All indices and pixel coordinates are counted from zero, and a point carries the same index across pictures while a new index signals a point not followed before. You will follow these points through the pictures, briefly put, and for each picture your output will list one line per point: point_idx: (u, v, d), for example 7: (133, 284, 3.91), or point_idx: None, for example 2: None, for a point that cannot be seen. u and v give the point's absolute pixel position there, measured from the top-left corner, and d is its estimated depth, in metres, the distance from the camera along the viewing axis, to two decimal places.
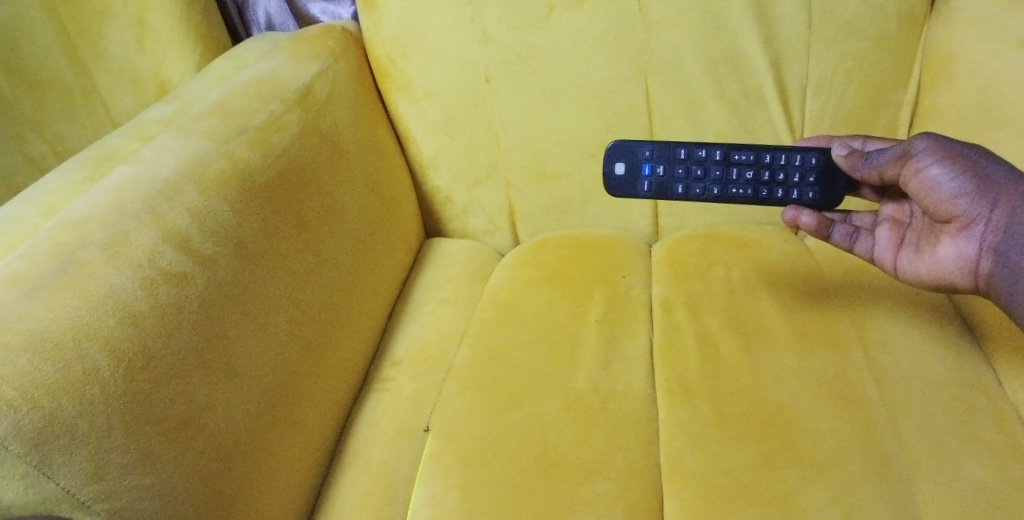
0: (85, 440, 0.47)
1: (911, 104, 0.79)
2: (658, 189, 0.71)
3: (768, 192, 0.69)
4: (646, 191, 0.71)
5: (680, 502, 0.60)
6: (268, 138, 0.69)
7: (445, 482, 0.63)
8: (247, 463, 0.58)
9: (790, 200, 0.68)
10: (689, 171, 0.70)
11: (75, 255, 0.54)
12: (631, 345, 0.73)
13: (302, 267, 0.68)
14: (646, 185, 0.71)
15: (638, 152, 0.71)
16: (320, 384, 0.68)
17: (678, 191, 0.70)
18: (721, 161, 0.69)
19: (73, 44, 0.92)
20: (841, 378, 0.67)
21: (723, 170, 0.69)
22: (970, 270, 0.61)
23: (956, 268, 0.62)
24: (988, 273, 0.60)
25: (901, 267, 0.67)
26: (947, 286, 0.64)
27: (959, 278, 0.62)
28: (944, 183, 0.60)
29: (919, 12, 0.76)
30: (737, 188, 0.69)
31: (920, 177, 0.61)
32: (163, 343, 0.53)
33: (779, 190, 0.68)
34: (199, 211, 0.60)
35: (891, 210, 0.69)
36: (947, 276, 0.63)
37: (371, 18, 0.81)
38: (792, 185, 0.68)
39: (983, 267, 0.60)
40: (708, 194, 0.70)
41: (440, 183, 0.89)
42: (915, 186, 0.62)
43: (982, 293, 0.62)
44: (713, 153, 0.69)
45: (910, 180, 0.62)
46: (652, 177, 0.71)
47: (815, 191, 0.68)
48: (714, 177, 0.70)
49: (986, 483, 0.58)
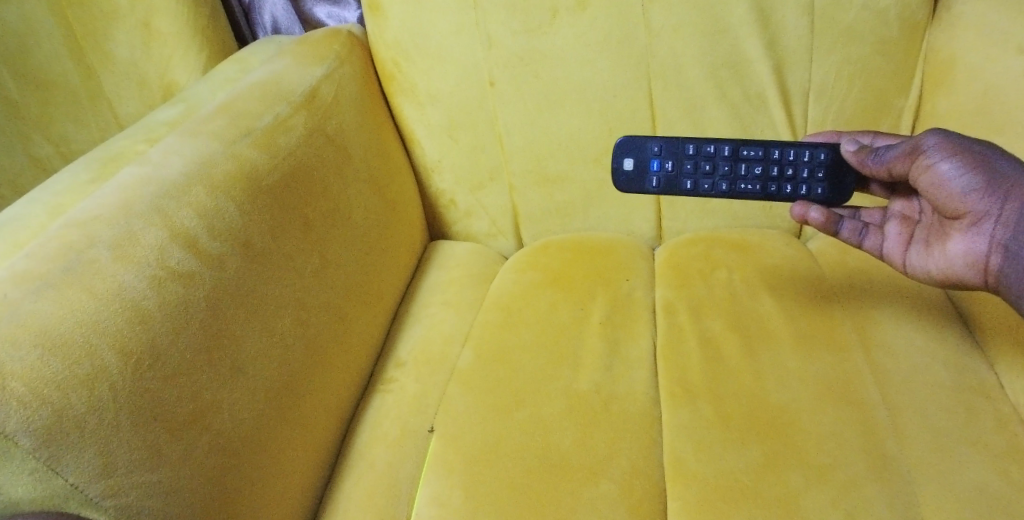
0: (94, 436, 0.48)
1: (912, 110, 0.80)
2: (667, 184, 0.71)
3: (777, 188, 0.69)
4: (654, 187, 0.72)
5: (681, 503, 0.60)
6: (275, 140, 0.70)
7: (448, 482, 0.63)
8: (253, 462, 0.58)
9: (798, 196, 0.69)
10: (698, 166, 0.70)
11: (83, 254, 0.54)
12: (633, 346, 0.74)
13: (307, 268, 0.68)
14: (654, 180, 0.71)
15: (646, 148, 0.72)
16: (324, 383, 0.68)
17: (687, 186, 0.71)
18: (730, 157, 0.70)
19: (79, 47, 0.93)
20: (843, 381, 0.67)
21: (731, 165, 0.70)
22: (979, 266, 0.62)
23: (966, 264, 0.62)
24: (997, 270, 0.61)
25: (909, 264, 0.68)
26: (955, 282, 0.64)
27: (968, 275, 0.63)
28: (954, 179, 0.61)
29: (920, 18, 0.76)
30: (745, 184, 0.70)
31: (929, 174, 0.62)
32: (170, 341, 0.54)
33: (788, 186, 0.69)
34: (206, 210, 0.61)
35: (900, 207, 0.70)
36: (956, 273, 0.64)
37: (377, 21, 0.82)
38: (800, 181, 0.69)
39: (992, 263, 0.61)
40: (716, 189, 0.70)
41: (444, 186, 0.90)
42: (924, 182, 0.63)
43: (990, 290, 0.62)
44: (722, 148, 0.70)
45: (920, 176, 0.63)
46: (661, 172, 0.71)
47: (823, 187, 0.69)
48: (722, 172, 0.70)
49: (987, 485, 0.59)
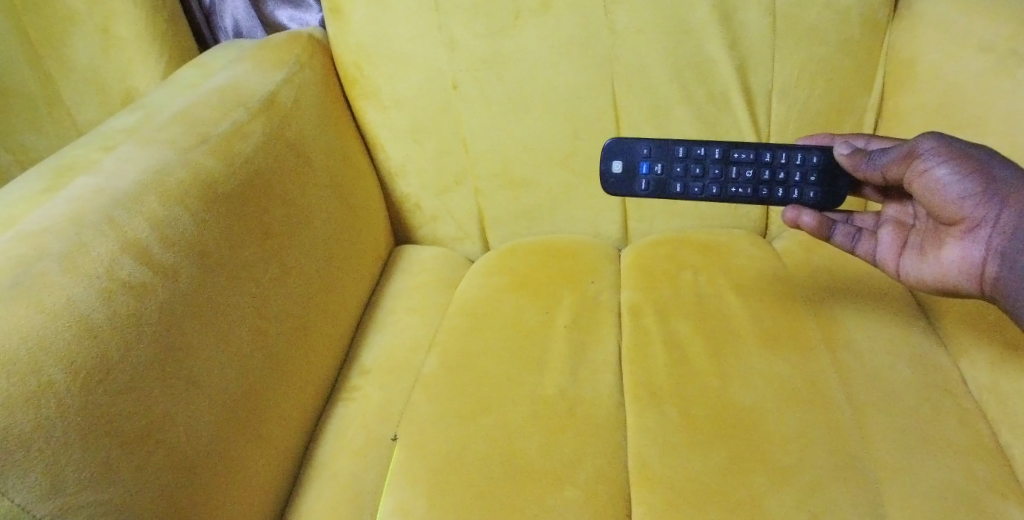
0: (41, 455, 0.46)
1: (875, 109, 0.80)
2: (655, 187, 0.71)
3: (768, 191, 0.69)
4: (643, 190, 0.71)
5: (646, 508, 0.60)
6: (233, 145, 0.69)
7: (412, 490, 0.62)
8: (210, 477, 0.57)
9: (791, 200, 0.69)
10: (688, 169, 0.70)
11: (31, 267, 0.53)
12: (599, 350, 0.73)
13: (266, 277, 0.68)
14: (643, 183, 0.71)
15: (636, 150, 0.72)
16: (284, 393, 0.67)
17: (676, 189, 0.70)
18: (720, 160, 0.70)
19: (35, 53, 0.90)
20: (807, 381, 0.67)
21: (722, 168, 0.70)
22: (975, 274, 0.61)
23: (961, 271, 0.62)
24: (994, 278, 0.60)
25: (903, 270, 0.67)
26: (950, 290, 0.64)
27: (962, 282, 0.62)
28: (951, 184, 0.60)
29: (881, 17, 0.77)
30: (737, 188, 0.70)
31: (925, 178, 0.61)
32: (121, 355, 0.53)
33: (779, 189, 0.69)
34: (160, 220, 0.60)
35: (894, 211, 0.69)
36: (952, 280, 0.63)
37: (338, 24, 0.81)
38: (793, 184, 0.69)
39: (988, 271, 0.60)
40: (707, 193, 0.70)
41: (409, 190, 0.89)
42: (920, 187, 0.62)
43: (986, 297, 0.62)
44: (712, 151, 0.70)
45: (916, 180, 0.62)
46: (649, 175, 0.71)
47: (816, 191, 0.69)
48: (713, 175, 0.70)
49: (949, 483, 0.59)
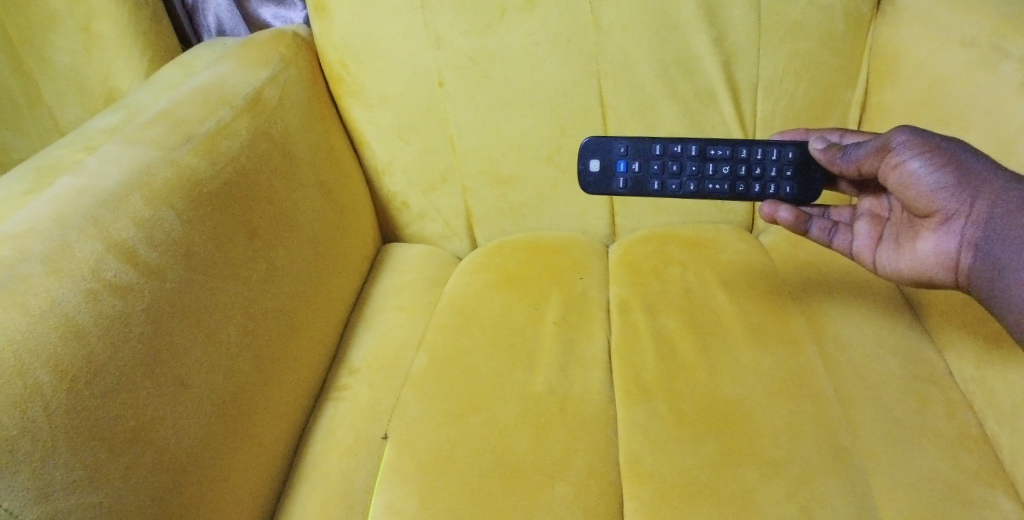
0: (29, 459, 0.46)
1: (859, 104, 0.81)
2: (633, 185, 0.71)
3: (745, 187, 0.69)
4: (621, 188, 0.72)
5: (638, 503, 0.60)
6: (217, 144, 0.68)
7: (403, 490, 0.62)
8: (200, 478, 0.57)
9: (767, 195, 0.69)
10: (665, 166, 0.70)
11: (14, 269, 0.52)
12: (588, 346, 0.74)
13: (253, 277, 0.67)
14: (621, 182, 0.72)
15: (613, 148, 0.72)
16: (274, 394, 0.66)
17: (654, 187, 0.71)
18: (697, 157, 0.70)
19: (15, 54, 0.89)
20: (796, 374, 0.68)
21: (699, 165, 0.70)
22: (950, 265, 0.62)
23: (936, 263, 0.62)
24: (968, 269, 0.60)
25: (879, 262, 0.68)
26: (925, 281, 0.64)
27: (938, 273, 0.63)
28: (924, 177, 0.61)
29: (864, 12, 0.77)
30: (713, 184, 0.70)
31: (899, 171, 0.62)
32: (108, 358, 0.52)
33: (756, 185, 0.69)
34: (144, 220, 0.59)
35: (870, 205, 0.70)
36: (927, 271, 0.63)
37: (323, 22, 0.81)
38: (769, 180, 0.69)
39: (963, 262, 0.61)
40: (684, 190, 0.70)
41: (396, 188, 0.89)
42: (894, 179, 0.63)
43: (962, 288, 0.62)
44: (688, 148, 0.70)
45: (889, 174, 0.63)
46: (627, 173, 0.71)
47: (791, 186, 0.69)
48: (690, 172, 0.70)
49: (937, 473, 0.60)
